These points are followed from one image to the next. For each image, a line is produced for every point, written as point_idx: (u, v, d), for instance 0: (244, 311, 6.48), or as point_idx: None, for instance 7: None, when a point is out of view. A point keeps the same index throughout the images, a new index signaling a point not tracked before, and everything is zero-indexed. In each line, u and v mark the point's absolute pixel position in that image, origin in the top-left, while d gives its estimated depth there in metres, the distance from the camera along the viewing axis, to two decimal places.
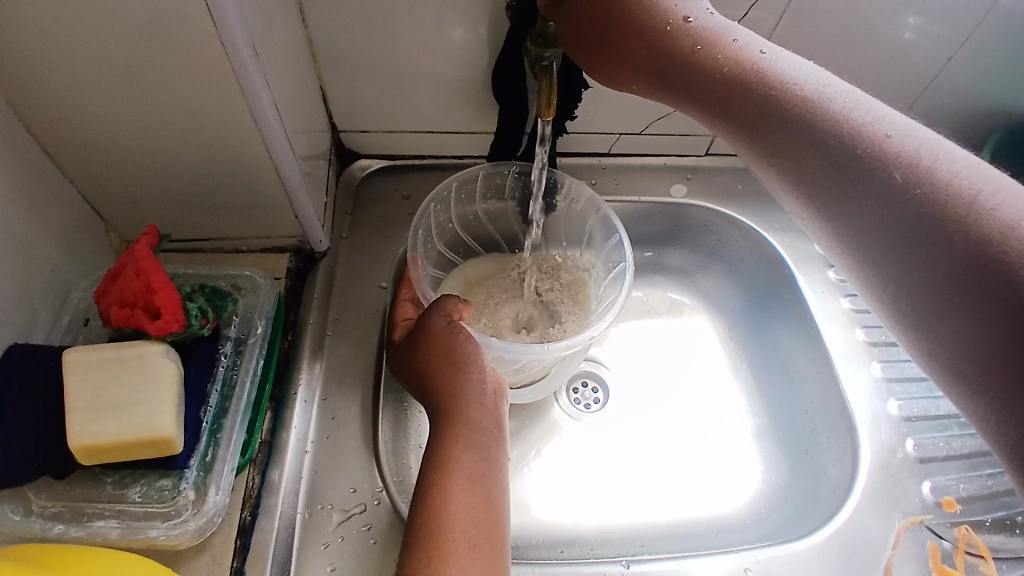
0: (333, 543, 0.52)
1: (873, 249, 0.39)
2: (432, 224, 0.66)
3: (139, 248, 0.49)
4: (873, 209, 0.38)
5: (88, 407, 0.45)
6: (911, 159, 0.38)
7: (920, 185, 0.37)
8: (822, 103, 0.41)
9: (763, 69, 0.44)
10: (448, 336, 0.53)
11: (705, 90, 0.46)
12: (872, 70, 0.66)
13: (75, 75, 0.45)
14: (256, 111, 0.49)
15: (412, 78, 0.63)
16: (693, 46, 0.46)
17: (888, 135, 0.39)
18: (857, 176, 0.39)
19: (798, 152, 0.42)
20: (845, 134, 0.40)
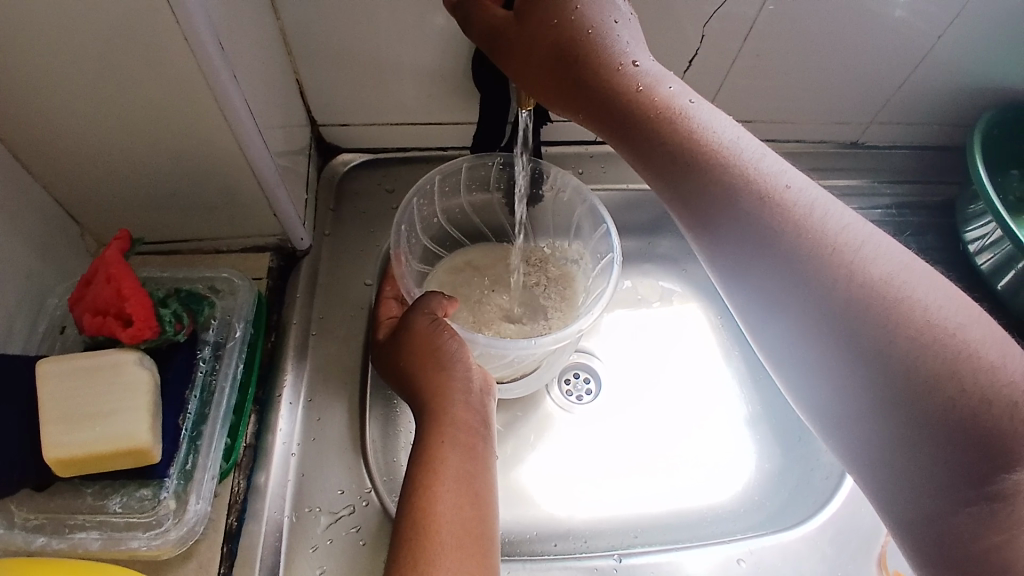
0: (321, 546, 0.52)
1: (780, 286, 0.43)
2: (416, 218, 0.65)
3: (110, 254, 0.48)
4: (780, 249, 0.43)
5: (62, 419, 0.44)
6: (805, 211, 0.43)
7: (811, 234, 0.42)
8: (735, 153, 0.46)
9: (688, 116, 0.47)
10: (433, 333, 0.52)
11: (637, 134, 0.47)
12: (862, 49, 0.65)
13: (38, 79, 0.44)
14: (226, 108, 0.47)
15: (390, 68, 0.62)
16: (636, 89, 0.46)
17: (788, 187, 0.44)
18: (764, 225, 0.44)
19: (713, 200, 0.45)
20: (754, 183, 0.44)
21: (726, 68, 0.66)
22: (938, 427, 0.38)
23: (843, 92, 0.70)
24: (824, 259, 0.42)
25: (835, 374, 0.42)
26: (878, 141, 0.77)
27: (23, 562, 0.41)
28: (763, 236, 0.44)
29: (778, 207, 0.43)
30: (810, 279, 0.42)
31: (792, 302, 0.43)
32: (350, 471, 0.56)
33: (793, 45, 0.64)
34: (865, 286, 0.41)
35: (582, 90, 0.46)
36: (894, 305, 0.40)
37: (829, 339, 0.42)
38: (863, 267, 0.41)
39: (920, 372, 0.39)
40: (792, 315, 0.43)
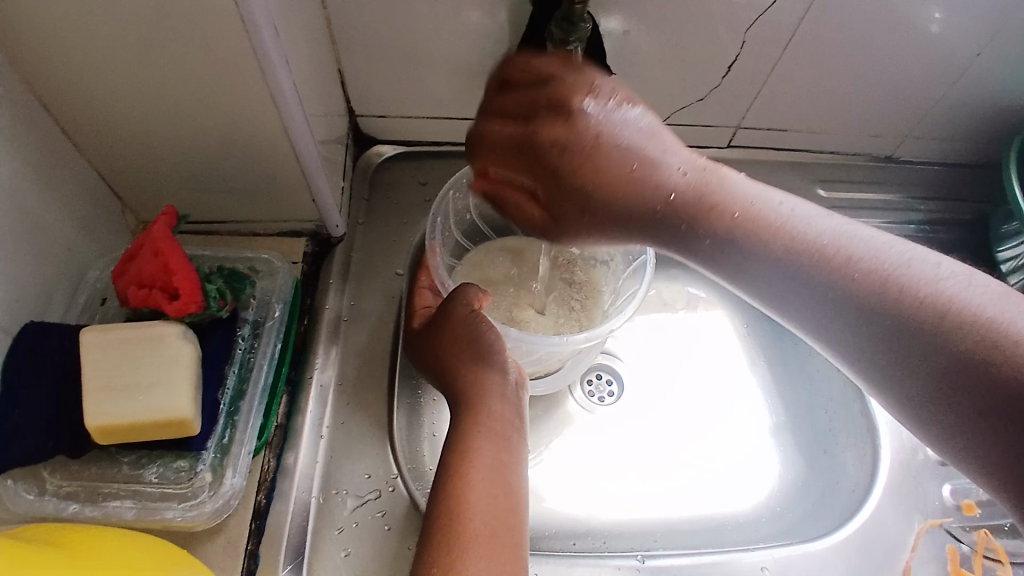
0: (347, 528, 0.53)
1: (842, 337, 0.41)
2: (450, 211, 0.65)
3: (157, 229, 0.49)
4: (876, 321, 0.40)
5: (105, 388, 0.45)
6: (904, 287, 0.39)
7: (913, 307, 0.39)
8: (818, 256, 0.41)
9: (752, 226, 0.43)
10: (470, 324, 0.52)
11: (700, 247, 0.44)
12: (903, 62, 0.64)
13: (91, 56, 0.45)
14: (274, 90, 0.48)
15: (429, 63, 0.62)
16: (688, 223, 0.43)
17: (882, 270, 0.40)
18: (863, 311, 0.40)
19: (802, 305, 0.42)
20: (847, 283, 0.40)
21: (764, 76, 0.66)
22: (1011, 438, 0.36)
23: (877, 106, 0.70)
24: (883, 294, 0.39)
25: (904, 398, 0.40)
26: (913, 156, 0.76)
27: (59, 528, 0.42)
28: (863, 325, 0.40)
29: (835, 263, 0.41)
30: (866, 320, 0.40)
31: (871, 358, 0.40)
32: (377, 456, 0.56)
33: (830, 57, 0.64)
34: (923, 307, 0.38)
35: (627, 232, 0.45)
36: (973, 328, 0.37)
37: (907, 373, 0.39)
38: (908, 283, 0.39)
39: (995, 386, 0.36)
40: (856, 358, 0.41)
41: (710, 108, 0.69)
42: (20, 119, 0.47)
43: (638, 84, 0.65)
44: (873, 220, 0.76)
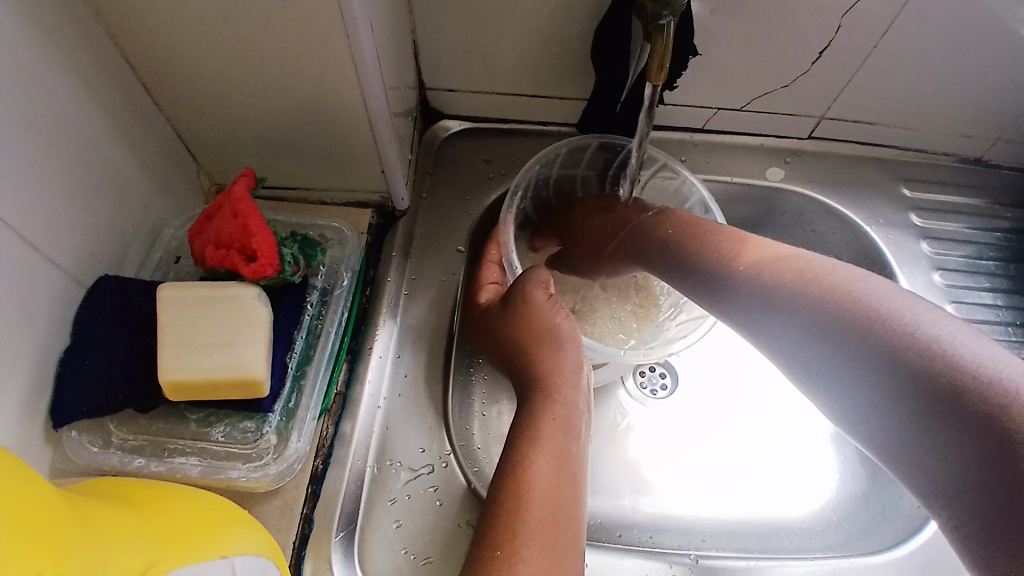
0: (400, 500, 0.53)
1: (823, 360, 0.45)
2: (531, 185, 0.66)
3: (237, 189, 0.49)
4: (849, 340, 0.43)
5: (181, 344, 0.45)
6: (836, 288, 0.45)
7: (847, 307, 0.44)
8: (755, 264, 0.51)
9: (703, 236, 0.55)
10: (547, 309, 0.53)
11: (670, 259, 0.57)
12: (1009, 59, 0.60)
13: (174, 17, 0.45)
14: (355, 58, 0.47)
15: (505, 38, 0.61)
16: (659, 230, 0.59)
17: (814, 273, 0.47)
18: (794, 305, 0.47)
19: (744, 303, 0.50)
20: (787, 285, 0.48)
21: (856, 67, 0.62)
22: (971, 471, 0.37)
23: (970, 106, 0.65)
24: (866, 328, 0.43)
25: (874, 426, 0.43)
26: (1004, 159, 0.72)
27: (120, 484, 0.42)
28: (805, 323, 0.46)
29: (819, 294, 0.46)
30: (847, 348, 0.44)
31: (848, 369, 0.44)
32: (432, 431, 0.57)
33: (928, 50, 0.59)
34: (905, 346, 0.41)
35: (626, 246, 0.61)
36: (923, 348, 0.40)
37: (881, 387, 0.42)
38: (897, 320, 0.42)
39: (965, 424, 0.38)
40: (835, 381, 0.45)
41: (792, 97, 0.66)
42: (105, 76, 0.47)
43: (720, 68, 0.62)
44: (956, 225, 0.72)
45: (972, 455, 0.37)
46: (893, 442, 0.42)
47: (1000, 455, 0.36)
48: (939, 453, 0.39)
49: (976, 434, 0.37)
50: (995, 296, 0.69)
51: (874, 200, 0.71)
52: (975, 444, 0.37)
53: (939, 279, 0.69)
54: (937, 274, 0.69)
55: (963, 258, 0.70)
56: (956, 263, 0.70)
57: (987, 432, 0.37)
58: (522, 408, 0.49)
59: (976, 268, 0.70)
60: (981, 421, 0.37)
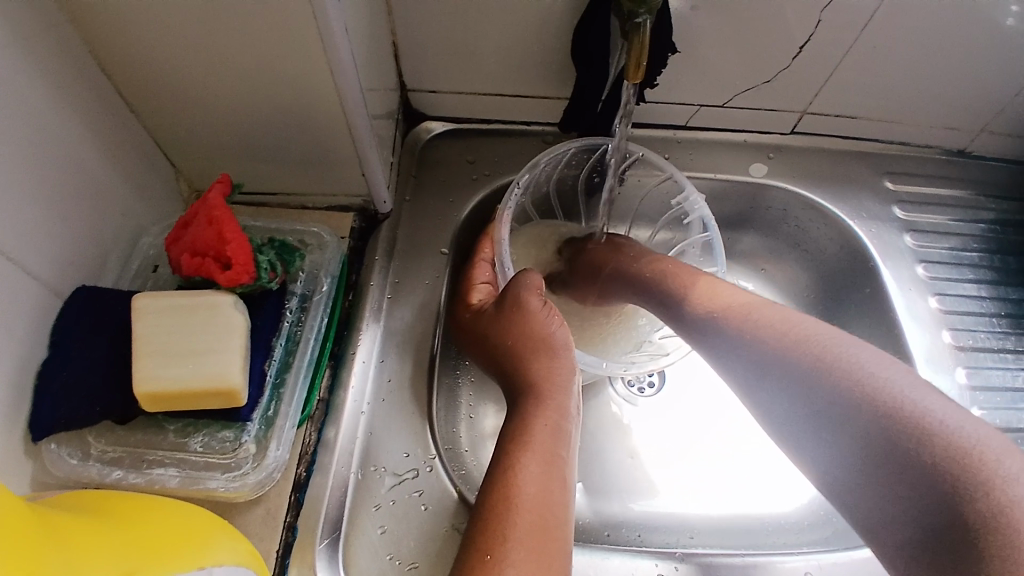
0: (384, 506, 0.52)
1: (780, 402, 0.46)
2: (534, 181, 0.67)
3: (213, 196, 0.48)
4: (807, 383, 0.45)
5: (155, 354, 0.45)
6: (791, 333, 0.47)
7: (801, 352, 0.46)
8: (718, 304, 0.52)
9: (671, 275, 0.57)
10: (541, 317, 0.53)
11: (643, 294, 0.58)
12: (991, 51, 0.59)
13: (148, 25, 0.44)
14: (331, 60, 0.47)
15: (485, 39, 0.60)
16: (633, 263, 0.61)
17: (771, 316, 0.49)
18: (753, 345, 0.48)
19: (710, 340, 0.52)
20: (744, 328, 0.49)
21: (837, 62, 0.62)
22: (920, 509, 0.38)
23: (952, 99, 0.65)
24: (828, 371, 0.44)
25: (827, 465, 0.43)
26: (987, 151, 0.72)
27: (98, 496, 0.42)
28: (763, 366, 0.47)
29: (784, 338, 0.47)
30: (807, 390, 0.44)
31: (805, 412, 0.44)
32: (416, 435, 0.56)
33: (909, 44, 0.59)
34: (855, 388, 0.42)
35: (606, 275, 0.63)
36: (872, 392, 0.42)
37: (836, 430, 0.42)
38: (849, 364, 0.44)
39: (916, 462, 0.38)
40: (795, 421, 0.45)
41: (774, 93, 0.66)
42: (79, 85, 0.47)
43: (701, 65, 0.62)
44: (940, 217, 0.72)
45: (923, 498, 0.38)
46: (846, 482, 0.42)
47: (946, 495, 0.37)
48: (891, 493, 0.39)
49: (926, 472, 0.38)
50: (979, 288, 0.69)
51: (857, 194, 0.71)
52: (927, 484, 0.38)
53: (922, 271, 0.69)
54: (920, 266, 0.69)
55: (948, 250, 0.70)
56: (940, 255, 0.70)
57: (934, 476, 0.37)
58: (514, 414, 0.49)
59: (960, 260, 0.70)
60: (931, 463, 0.38)
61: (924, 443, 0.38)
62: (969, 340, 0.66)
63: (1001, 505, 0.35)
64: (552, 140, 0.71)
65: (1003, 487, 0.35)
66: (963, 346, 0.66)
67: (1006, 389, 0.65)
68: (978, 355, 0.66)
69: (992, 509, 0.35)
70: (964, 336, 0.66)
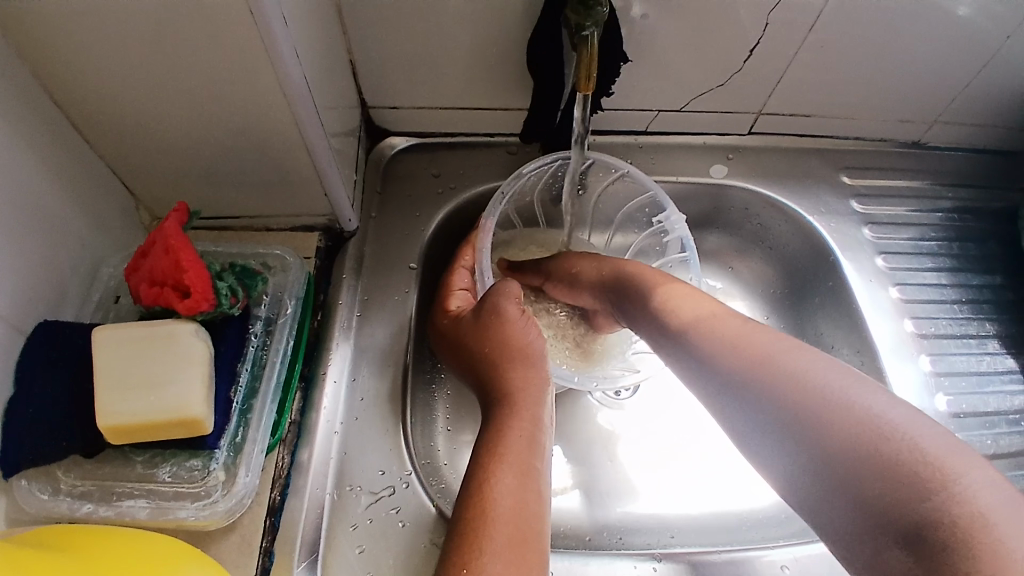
0: (361, 525, 0.52)
1: (739, 408, 0.43)
2: (517, 191, 0.68)
3: (168, 225, 0.48)
4: (766, 387, 0.42)
5: (115, 387, 0.45)
6: (746, 336, 0.45)
7: (758, 356, 0.43)
8: (676, 308, 0.51)
9: (635, 279, 0.56)
10: (523, 330, 0.53)
11: (614, 299, 0.57)
12: (935, 44, 0.61)
13: (99, 56, 0.44)
14: (284, 82, 0.47)
15: (443, 54, 0.61)
16: (600, 268, 0.60)
17: (727, 319, 0.47)
18: (706, 349, 0.46)
19: (670, 343, 0.50)
20: (701, 331, 0.47)
21: (789, 62, 0.63)
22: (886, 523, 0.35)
23: (902, 92, 0.67)
24: (786, 379, 0.41)
25: (794, 476, 0.40)
26: (939, 142, 0.74)
27: (62, 532, 0.41)
28: (721, 372, 0.45)
29: (739, 342, 0.45)
30: (767, 396, 0.42)
31: (767, 417, 0.41)
32: (389, 452, 0.56)
33: (857, 41, 0.61)
34: (817, 392, 0.40)
35: (573, 281, 0.62)
36: (833, 396, 0.39)
37: (798, 436, 0.39)
38: (802, 365, 0.41)
39: (886, 469, 0.36)
40: (753, 435, 0.42)
41: (729, 95, 0.67)
42: (33, 119, 0.47)
43: (656, 70, 0.63)
44: (898, 209, 0.73)
45: (896, 507, 0.35)
46: (809, 495, 0.39)
47: (917, 501, 0.34)
48: (855, 504, 0.36)
49: (895, 481, 0.35)
50: (939, 275, 0.71)
51: (816, 190, 0.73)
52: (893, 493, 0.35)
53: (882, 262, 0.71)
54: (880, 258, 0.71)
55: (907, 241, 0.72)
56: (901, 246, 0.72)
57: (906, 482, 0.35)
58: (488, 424, 0.49)
59: (919, 249, 0.72)
60: (901, 468, 0.35)
61: (891, 449, 0.36)
62: (932, 327, 0.68)
63: (978, 514, 0.33)
64: (516, 150, 0.71)
65: (973, 497, 0.34)
66: (926, 334, 0.67)
67: (969, 373, 0.66)
68: (942, 341, 0.67)
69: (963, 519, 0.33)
70: (926, 324, 0.68)
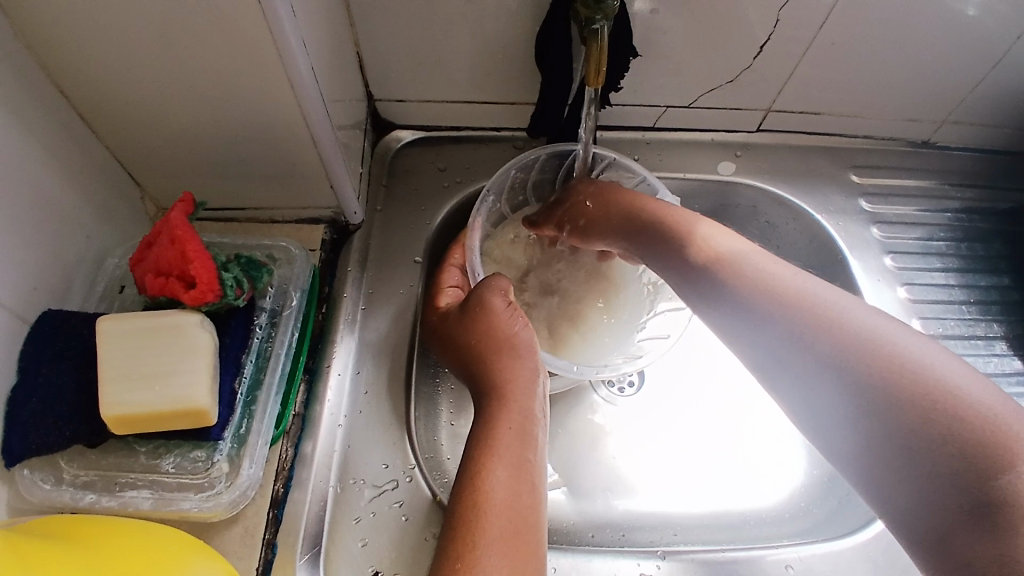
0: (364, 518, 0.52)
1: (801, 379, 0.43)
2: (506, 185, 0.68)
3: (174, 215, 0.48)
4: (832, 356, 0.42)
5: (121, 377, 0.45)
6: (801, 295, 0.45)
7: (821, 315, 0.43)
8: (726, 254, 0.50)
9: (672, 222, 0.54)
10: (506, 319, 0.53)
11: (645, 242, 0.55)
12: (945, 44, 0.61)
13: (105, 46, 0.44)
14: (291, 75, 0.47)
15: (450, 47, 0.60)
16: (632, 209, 0.57)
17: (782, 276, 0.47)
18: (756, 302, 0.46)
19: (716, 288, 0.49)
20: (755, 280, 0.47)
21: (798, 59, 0.62)
22: (946, 495, 0.36)
23: (912, 92, 0.66)
24: (849, 345, 0.41)
25: (854, 445, 0.40)
26: (949, 142, 0.73)
27: (65, 522, 0.41)
28: (778, 330, 0.45)
29: (794, 303, 0.45)
30: (827, 362, 0.42)
31: (829, 391, 0.41)
32: (394, 446, 0.56)
33: (866, 39, 0.60)
34: (887, 369, 0.39)
35: (598, 222, 0.59)
36: (900, 371, 0.39)
37: (864, 410, 0.39)
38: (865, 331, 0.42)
39: (954, 447, 0.36)
40: (808, 401, 0.43)
41: (738, 92, 0.66)
42: (39, 108, 0.46)
43: (665, 65, 0.63)
44: (906, 209, 0.73)
45: (958, 486, 0.35)
46: (869, 468, 0.39)
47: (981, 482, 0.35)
48: (920, 477, 0.37)
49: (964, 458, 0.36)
50: (947, 276, 0.70)
51: (825, 189, 0.72)
52: (958, 466, 0.36)
53: (890, 262, 0.70)
54: (888, 257, 0.71)
55: (915, 241, 0.72)
56: (908, 246, 0.71)
57: (971, 463, 0.35)
58: (480, 416, 0.48)
59: (927, 249, 0.71)
60: (968, 450, 0.36)
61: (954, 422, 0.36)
62: (939, 328, 0.68)
63: None
64: (522, 145, 0.71)
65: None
66: (934, 335, 0.67)
67: (978, 375, 0.66)
68: (950, 343, 0.67)
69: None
70: (934, 325, 0.68)
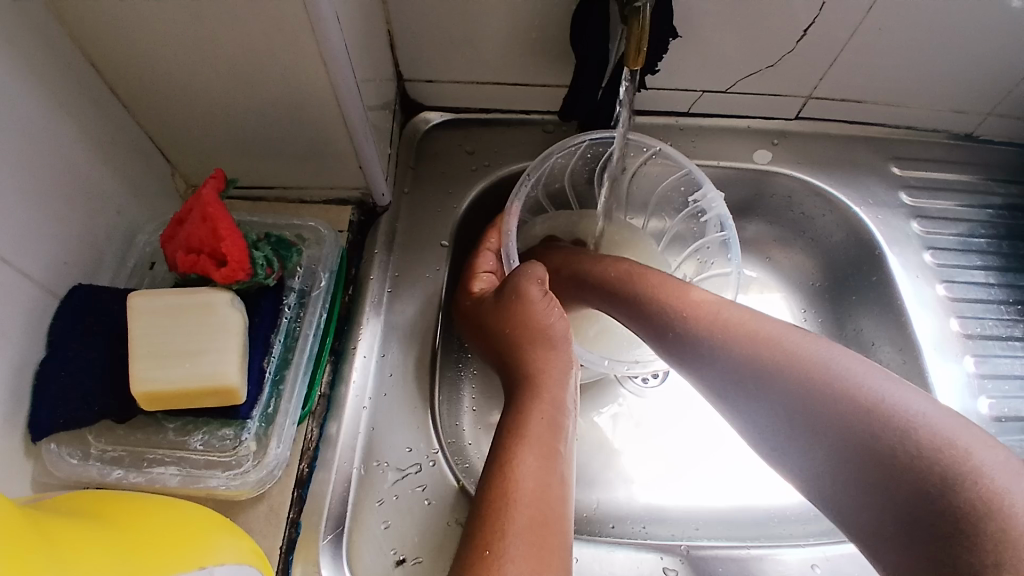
0: (388, 501, 0.52)
1: (765, 407, 0.44)
2: (546, 174, 0.67)
3: (206, 193, 0.48)
4: (777, 393, 0.43)
5: (151, 354, 0.45)
6: (743, 329, 0.47)
7: (760, 351, 0.45)
8: (672, 293, 0.51)
9: (614, 271, 0.56)
10: (545, 312, 0.52)
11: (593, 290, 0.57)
12: (994, 34, 0.58)
13: (137, 22, 0.43)
14: (324, 52, 0.46)
15: (482, 27, 0.59)
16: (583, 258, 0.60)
17: (725, 313, 0.48)
18: (700, 339, 0.48)
19: (667, 330, 0.50)
20: (696, 320, 0.49)
21: (842, 46, 0.60)
22: (903, 511, 0.37)
23: (956, 83, 0.64)
24: (799, 375, 0.43)
25: (817, 474, 0.42)
26: (994, 134, 0.71)
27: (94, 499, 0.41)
28: (722, 368, 0.46)
29: (735, 340, 0.46)
30: (779, 393, 0.43)
31: (790, 419, 0.43)
32: (418, 430, 0.56)
33: (911, 28, 0.58)
34: (837, 394, 0.41)
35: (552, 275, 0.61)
36: (848, 392, 0.41)
37: (825, 432, 0.41)
38: (820, 358, 0.43)
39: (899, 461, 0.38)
40: (774, 427, 0.44)
41: (777, 78, 0.64)
42: (71, 82, 0.46)
43: (704, 49, 0.61)
44: (946, 203, 0.70)
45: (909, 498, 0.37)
46: (838, 495, 0.41)
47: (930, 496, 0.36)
48: (882, 498, 0.38)
49: (910, 470, 0.37)
50: (986, 274, 0.68)
51: (864, 179, 0.70)
52: (914, 479, 0.37)
53: (929, 257, 0.68)
54: (927, 253, 0.68)
55: (954, 237, 0.69)
56: (948, 242, 0.69)
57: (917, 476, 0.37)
58: (511, 405, 0.48)
59: (967, 246, 0.69)
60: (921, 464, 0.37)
61: (905, 435, 0.38)
62: (977, 328, 0.65)
63: (992, 492, 0.35)
64: (553, 129, 0.70)
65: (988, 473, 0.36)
66: (971, 334, 0.65)
67: (1016, 378, 0.64)
68: (988, 343, 0.65)
69: (982, 494, 0.35)
70: (972, 324, 0.65)
